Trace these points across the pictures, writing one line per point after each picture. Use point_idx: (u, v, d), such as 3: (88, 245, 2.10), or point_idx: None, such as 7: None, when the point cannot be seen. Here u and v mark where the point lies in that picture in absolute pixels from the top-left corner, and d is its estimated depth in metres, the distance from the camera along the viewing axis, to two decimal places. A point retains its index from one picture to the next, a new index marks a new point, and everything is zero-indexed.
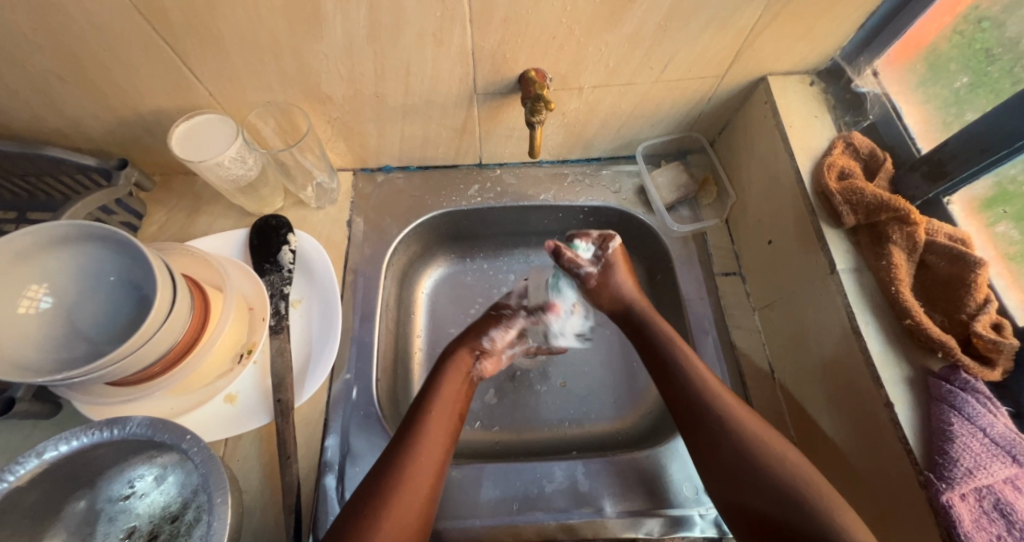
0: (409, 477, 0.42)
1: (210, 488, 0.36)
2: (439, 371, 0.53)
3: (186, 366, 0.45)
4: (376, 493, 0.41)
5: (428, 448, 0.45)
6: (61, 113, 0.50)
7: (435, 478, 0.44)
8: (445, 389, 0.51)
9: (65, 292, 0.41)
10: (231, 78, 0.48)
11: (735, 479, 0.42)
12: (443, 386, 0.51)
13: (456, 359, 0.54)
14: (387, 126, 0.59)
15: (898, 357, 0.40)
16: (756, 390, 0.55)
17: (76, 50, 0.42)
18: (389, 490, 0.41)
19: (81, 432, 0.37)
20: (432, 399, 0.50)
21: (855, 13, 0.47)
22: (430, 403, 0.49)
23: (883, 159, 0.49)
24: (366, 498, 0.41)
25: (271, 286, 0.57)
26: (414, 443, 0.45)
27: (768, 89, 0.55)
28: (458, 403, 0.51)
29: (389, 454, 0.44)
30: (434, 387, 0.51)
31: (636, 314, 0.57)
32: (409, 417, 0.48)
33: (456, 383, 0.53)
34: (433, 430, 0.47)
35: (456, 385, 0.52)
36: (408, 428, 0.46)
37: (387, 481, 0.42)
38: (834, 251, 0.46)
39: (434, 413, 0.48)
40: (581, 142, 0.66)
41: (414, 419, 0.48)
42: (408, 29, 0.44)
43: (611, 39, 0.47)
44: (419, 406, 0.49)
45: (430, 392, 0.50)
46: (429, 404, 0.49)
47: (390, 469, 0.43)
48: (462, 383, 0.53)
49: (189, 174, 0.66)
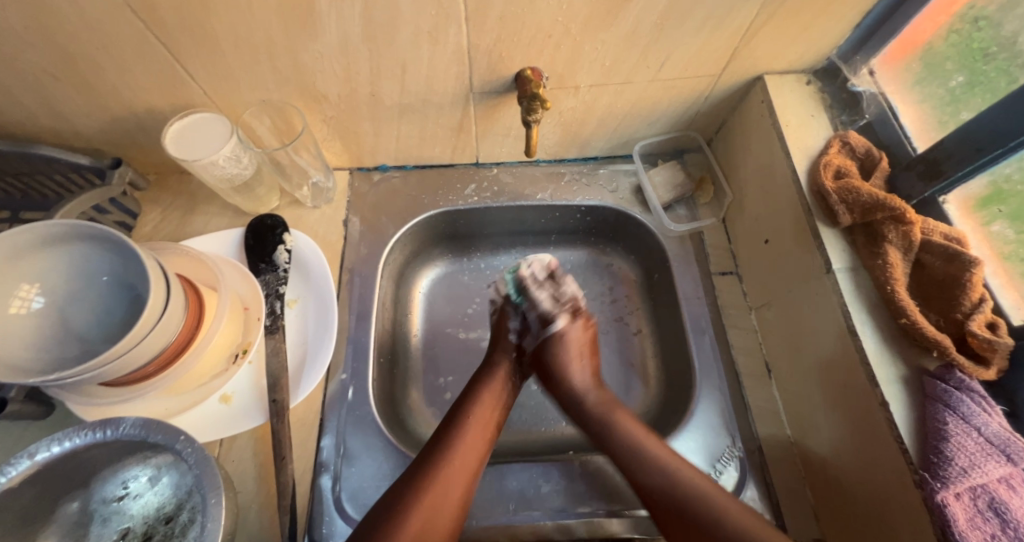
0: (441, 481, 0.43)
1: (204, 489, 0.35)
2: (481, 378, 0.54)
3: (181, 366, 0.45)
4: (405, 494, 0.41)
5: (461, 453, 0.46)
6: (55, 111, 0.50)
7: (467, 483, 0.44)
8: (484, 397, 0.52)
9: (57, 293, 0.40)
10: (226, 77, 0.48)
11: (689, 495, 0.42)
12: (483, 392, 0.52)
13: (497, 368, 0.56)
14: (383, 125, 0.59)
15: (893, 357, 0.40)
16: (753, 390, 0.54)
17: (69, 49, 0.42)
18: (419, 493, 0.41)
19: (74, 433, 0.37)
20: (471, 407, 0.50)
21: (850, 13, 0.47)
22: (470, 410, 0.50)
23: (879, 159, 0.49)
24: (393, 499, 0.41)
25: (266, 285, 0.57)
26: (449, 448, 0.46)
27: (765, 89, 0.55)
28: (496, 412, 0.52)
29: (422, 458, 0.45)
30: (475, 395, 0.52)
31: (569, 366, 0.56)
32: (446, 422, 0.49)
33: (496, 390, 0.53)
34: (470, 436, 0.47)
35: (497, 392, 0.53)
36: (446, 433, 0.47)
37: (416, 483, 0.42)
38: (830, 251, 0.46)
39: (473, 420, 0.49)
40: (578, 141, 0.66)
41: (451, 424, 0.48)
42: (403, 28, 0.44)
43: (607, 38, 0.47)
44: (457, 412, 0.50)
45: (471, 400, 0.51)
46: (468, 410, 0.50)
47: (420, 472, 0.43)
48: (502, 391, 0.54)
49: (184, 173, 0.65)
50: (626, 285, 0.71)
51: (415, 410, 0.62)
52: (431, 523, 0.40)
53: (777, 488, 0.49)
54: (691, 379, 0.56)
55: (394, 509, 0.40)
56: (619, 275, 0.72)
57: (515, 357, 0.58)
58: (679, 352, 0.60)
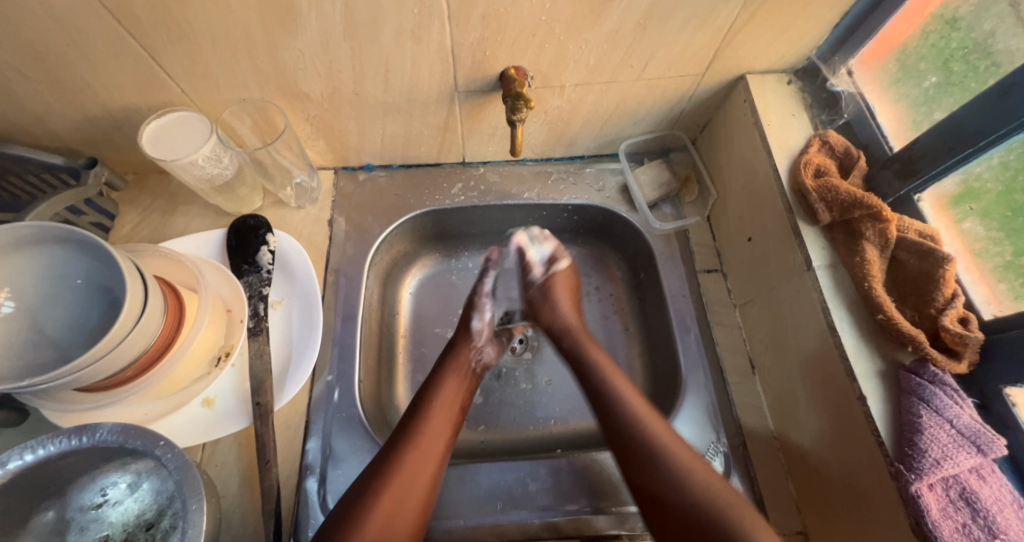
0: (407, 469, 0.43)
1: (185, 494, 0.35)
2: (443, 369, 0.53)
3: (160, 370, 0.44)
4: (373, 483, 0.41)
5: (428, 439, 0.45)
6: (27, 109, 0.48)
7: (437, 466, 0.45)
8: (447, 387, 0.51)
9: (30, 297, 0.39)
10: (205, 74, 0.47)
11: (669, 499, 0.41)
12: (445, 380, 0.52)
13: (460, 353, 0.56)
14: (368, 125, 0.59)
15: (871, 351, 0.41)
16: (737, 385, 0.55)
17: (38, 44, 0.41)
18: (386, 483, 0.41)
19: (48, 440, 0.36)
20: (434, 394, 0.50)
21: (830, 13, 0.48)
22: (434, 399, 0.50)
23: (858, 158, 0.50)
24: (364, 490, 0.41)
25: (250, 287, 0.56)
26: (415, 438, 0.45)
27: (747, 88, 0.56)
28: (458, 401, 0.51)
29: (389, 448, 0.44)
30: (435, 387, 0.51)
31: (569, 341, 0.57)
32: (411, 413, 0.48)
33: (458, 381, 0.53)
34: (434, 423, 0.47)
35: (461, 383, 0.53)
36: (410, 423, 0.47)
37: (384, 470, 0.42)
38: (810, 248, 0.46)
39: (436, 411, 0.48)
40: (564, 140, 0.66)
41: (416, 413, 0.48)
42: (385, 26, 0.43)
43: (591, 38, 0.47)
44: (420, 404, 0.49)
45: (433, 386, 0.51)
46: (432, 399, 0.50)
47: (391, 459, 0.43)
48: (463, 382, 0.53)
49: (164, 172, 0.64)
50: (613, 283, 0.72)
51: (404, 410, 0.61)
52: (399, 509, 0.40)
53: (760, 482, 0.49)
54: (677, 375, 0.57)
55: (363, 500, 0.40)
56: (606, 273, 0.72)
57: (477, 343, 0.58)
58: (665, 348, 0.61)
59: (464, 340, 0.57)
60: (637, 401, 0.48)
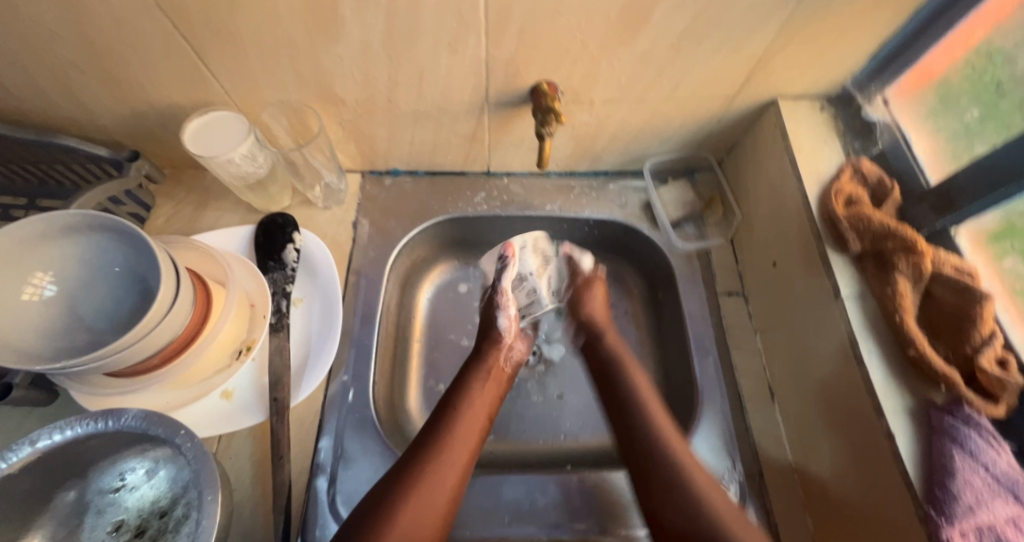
0: (434, 469, 0.43)
1: (201, 485, 0.36)
2: (474, 373, 0.54)
3: (185, 361, 0.45)
4: (399, 485, 0.41)
5: (452, 449, 0.45)
6: (79, 102, 0.51)
7: (461, 473, 0.44)
8: (476, 390, 0.52)
9: (72, 282, 0.41)
10: (247, 77, 0.49)
11: (670, 511, 0.41)
12: (473, 385, 0.52)
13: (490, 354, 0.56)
14: (398, 131, 0.60)
15: (900, 387, 0.40)
16: (755, 413, 0.54)
17: (96, 42, 0.43)
18: (413, 481, 0.42)
19: (76, 423, 0.38)
20: (459, 403, 0.50)
21: (868, 41, 0.48)
22: (461, 409, 0.49)
23: (891, 189, 0.49)
24: (386, 490, 0.41)
25: (274, 283, 0.57)
26: (440, 440, 0.46)
27: (779, 112, 0.56)
28: (490, 403, 0.52)
29: (414, 452, 0.45)
30: (464, 390, 0.51)
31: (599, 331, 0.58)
32: (440, 415, 0.49)
33: (485, 390, 0.52)
34: (464, 425, 0.48)
35: (489, 388, 0.53)
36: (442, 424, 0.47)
37: (409, 473, 0.42)
38: (839, 276, 0.45)
39: (466, 411, 0.49)
40: (589, 155, 0.66)
41: (443, 417, 0.48)
42: (423, 37, 0.45)
43: (624, 56, 0.48)
44: (446, 409, 0.49)
45: (462, 389, 0.52)
46: (460, 403, 0.50)
47: (414, 462, 0.43)
48: (495, 386, 0.54)
49: (199, 168, 0.66)
50: (630, 300, 0.71)
51: (415, 415, 0.62)
52: (425, 510, 0.41)
53: (777, 515, 0.48)
54: (693, 400, 0.56)
55: (386, 500, 0.40)
56: (624, 290, 0.72)
57: (506, 342, 0.57)
58: (682, 370, 0.60)
59: (492, 343, 0.57)
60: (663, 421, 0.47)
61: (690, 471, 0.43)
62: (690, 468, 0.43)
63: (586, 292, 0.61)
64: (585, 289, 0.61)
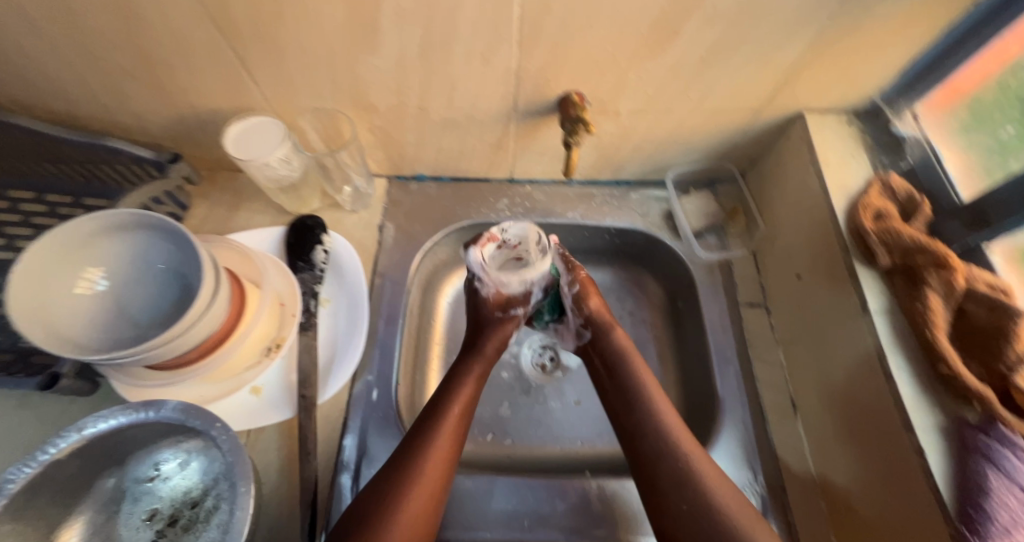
0: (421, 471, 0.43)
1: (236, 477, 0.37)
2: (459, 372, 0.52)
3: (220, 356, 0.46)
4: (389, 487, 0.41)
5: (438, 450, 0.45)
6: (127, 105, 0.53)
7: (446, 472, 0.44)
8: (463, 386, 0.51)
9: (119, 277, 0.43)
10: (286, 84, 0.51)
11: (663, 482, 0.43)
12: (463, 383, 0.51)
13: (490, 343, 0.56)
14: (426, 138, 0.61)
15: (930, 404, 0.39)
16: (777, 426, 0.54)
17: (149, 49, 0.45)
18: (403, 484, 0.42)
19: (119, 412, 0.39)
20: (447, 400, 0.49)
21: (899, 56, 0.48)
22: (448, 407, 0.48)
23: (921, 204, 0.49)
24: (375, 497, 0.41)
25: (303, 284, 0.58)
26: (427, 439, 0.45)
27: (806, 126, 0.56)
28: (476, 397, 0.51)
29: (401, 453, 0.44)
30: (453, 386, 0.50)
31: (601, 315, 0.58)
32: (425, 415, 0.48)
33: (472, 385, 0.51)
34: (448, 424, 0.46)
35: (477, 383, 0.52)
36: (427, 424, 0.46)
37: (396, 478, 0.42)
38: (867, 291, 0.45)
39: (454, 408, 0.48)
40: (612, 164, 0.67)
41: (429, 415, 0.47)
42: (458, 48, 0.46)
43: (652, 68, 0.49)
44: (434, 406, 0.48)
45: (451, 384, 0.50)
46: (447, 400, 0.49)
47: (402, 463, 0.43)
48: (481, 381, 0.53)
49: (234, 170, 0.69)
50: (650, 309, 0.71)
51: None
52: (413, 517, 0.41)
53: (798, 529, 0.48)
54: (713, 410, 0.56)
55: (375, 508, 0.40)
56: (643, 299, 0.72)
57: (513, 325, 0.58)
58: (702, 380, 0.60)
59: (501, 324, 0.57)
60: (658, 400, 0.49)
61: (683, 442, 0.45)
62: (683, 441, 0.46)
63: (589, 293, 0.58)
64: (585, 293, 0.58)
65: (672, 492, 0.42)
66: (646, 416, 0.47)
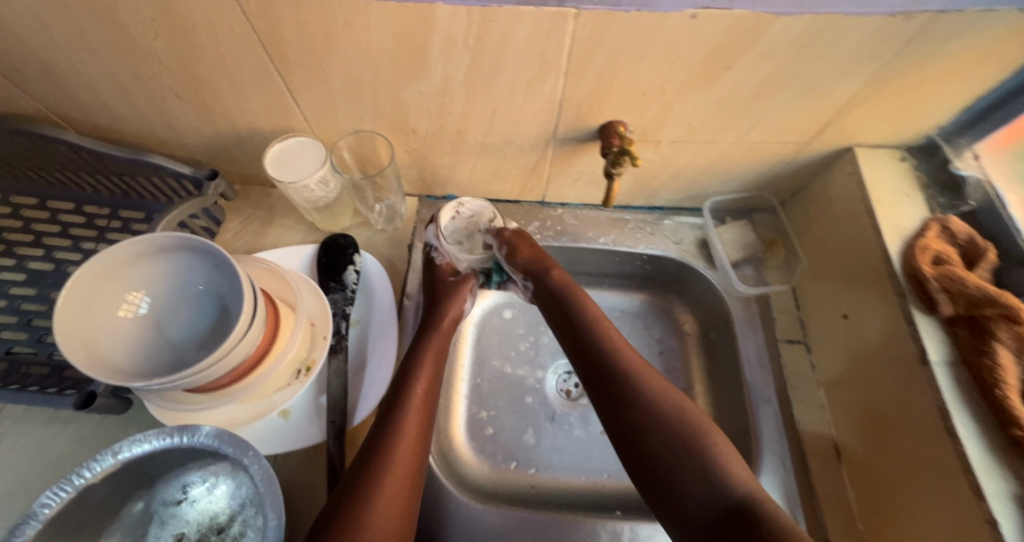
0: (395, 451, 0.43)
1: (266, 510, 0.36)
2: (418, 350, 0.53)
3: (254, 380, 0.46)
4: (367, 474, 0.41)
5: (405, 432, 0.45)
6: (170, 123, 0.54)
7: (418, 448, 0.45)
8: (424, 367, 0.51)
9: (159, 299, 0.43)
10: (327, 107, 0.51)
11: (662, 460, 0.41)
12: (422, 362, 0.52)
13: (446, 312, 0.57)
14: (461, 160, 0.61)
15: (999, 467, 0.37)
16: (820, 473, 0.51)
17: (197, 72, 0.46)
18: (381, 469, 0.42)
19: (152, 437, 0.39)
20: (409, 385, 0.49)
21: (961, 94, 0.46)
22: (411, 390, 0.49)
23: (985, 250, 0.46)
24: (353, 486, 0.40)
25: (334, 304, 0.58)
26: (396, 425, 0.45)
27: (855, 161, 0.54)
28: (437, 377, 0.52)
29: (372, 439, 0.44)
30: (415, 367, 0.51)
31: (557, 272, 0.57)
32: (387, 406, 0.47)
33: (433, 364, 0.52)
34: (415, 408, 0.47)
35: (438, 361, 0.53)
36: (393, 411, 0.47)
37: (374, 464, 0.42)
38: (927, 339, 0.43)
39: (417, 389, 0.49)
40: (648, 190, 0.66)
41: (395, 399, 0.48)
42: (503, 76, 0.45)
43: (701, 100, 0.48)
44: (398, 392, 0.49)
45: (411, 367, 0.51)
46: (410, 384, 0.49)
47: (377, 450, 0.43)
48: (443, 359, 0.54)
49: (267, 186, 0.69)
50: (680, 339, 0.69)
51: (458, 442, 0.61)
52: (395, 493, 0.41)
53: None
54: (750, 452, 0.54)
55: (355, 492, 0.40)
56: (674, 328, 0.70)
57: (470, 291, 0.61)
58: (738, 419, 0.58)
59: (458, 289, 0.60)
60: (645, 372, 0.47)
61: (679, 413, 0.43)
62: (680, 411, 0.44)
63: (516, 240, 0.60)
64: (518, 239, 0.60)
65: (673, 469, 0.41)
66: (628, 387, 0.46)
